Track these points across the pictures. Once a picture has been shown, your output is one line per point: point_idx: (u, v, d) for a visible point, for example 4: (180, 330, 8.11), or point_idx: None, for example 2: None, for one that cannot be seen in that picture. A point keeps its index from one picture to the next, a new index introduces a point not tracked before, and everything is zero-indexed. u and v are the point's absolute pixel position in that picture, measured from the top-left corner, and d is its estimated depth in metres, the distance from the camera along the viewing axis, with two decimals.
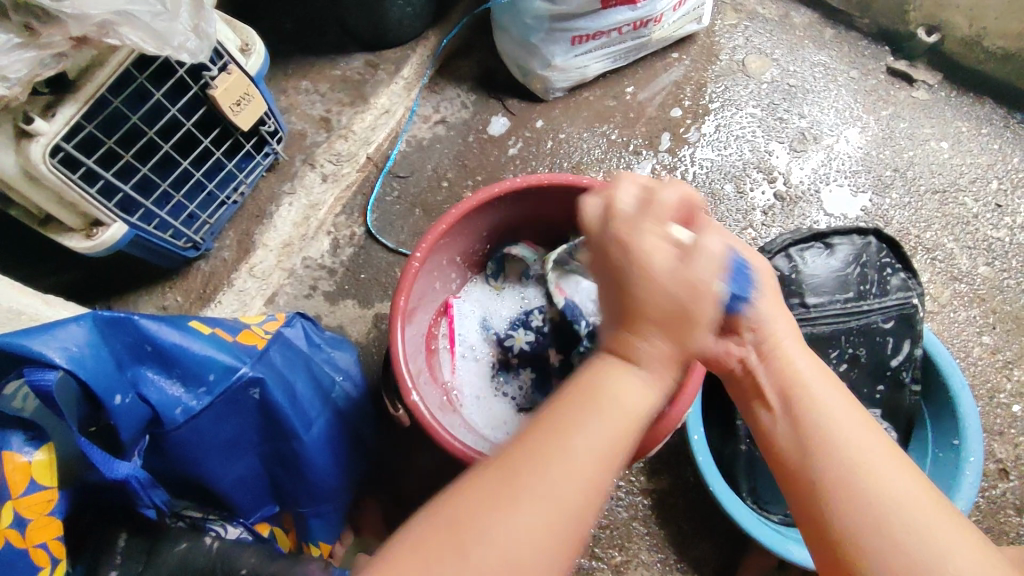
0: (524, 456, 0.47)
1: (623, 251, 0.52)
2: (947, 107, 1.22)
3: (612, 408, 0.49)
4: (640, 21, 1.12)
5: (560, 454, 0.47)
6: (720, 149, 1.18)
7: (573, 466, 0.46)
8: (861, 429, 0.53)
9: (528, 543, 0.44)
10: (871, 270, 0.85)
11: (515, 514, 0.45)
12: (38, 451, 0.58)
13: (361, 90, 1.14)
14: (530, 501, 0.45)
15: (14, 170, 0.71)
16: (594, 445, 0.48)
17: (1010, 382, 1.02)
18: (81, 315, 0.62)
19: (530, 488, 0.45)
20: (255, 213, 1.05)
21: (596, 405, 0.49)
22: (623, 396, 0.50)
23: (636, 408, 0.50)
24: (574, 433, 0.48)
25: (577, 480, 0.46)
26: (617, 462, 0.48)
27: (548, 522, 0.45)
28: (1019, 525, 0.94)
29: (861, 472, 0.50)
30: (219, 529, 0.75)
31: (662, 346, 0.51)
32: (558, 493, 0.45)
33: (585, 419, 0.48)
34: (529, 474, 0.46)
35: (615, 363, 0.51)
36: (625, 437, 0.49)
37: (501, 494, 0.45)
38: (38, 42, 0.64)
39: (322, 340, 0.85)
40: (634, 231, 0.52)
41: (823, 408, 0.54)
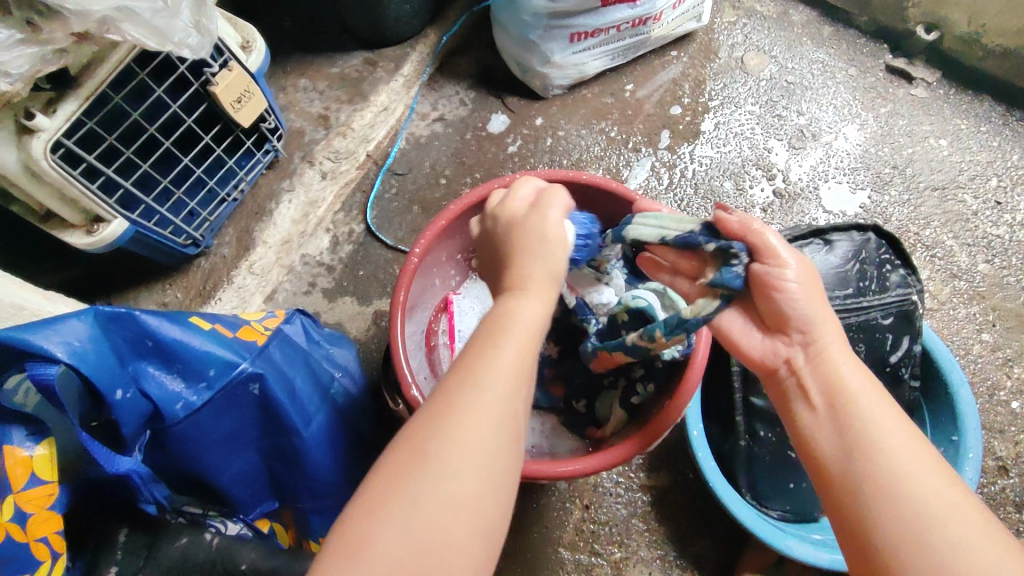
0: (440, 400, 0.48)
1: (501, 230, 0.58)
2: (945, 105, 1.22)
3: (514, 326, 0.51)
4: (639, 18, 1.12)
5: (479, 376, 0.48)
6: (719, 146, 1.18)
7: (487, 395, 0.48)
8: (902, 434, 0.53)
9: (465, 472, 0.46)
10: (871, 266, 0.85)
11: (448, 437, 0.46)
12: (39, 446, 0.58)
13: (360, 87, 1.14)
14: (454, 438, 0.46)
15: (15, 166, 0.71)
16: (504, 366, 0.49)
17: (1009, 378, 1.03)
18: (81, 311, 0.63)
19: (452, 426, 0.46)
20: (254, 210, 1.06)
21: (502, 329, 0.51)
22: (518, 311, 0.52)
23: (536, 324, 0.52)
24: (481, 362, 0.49)
25: (493, 405, 0.47)
26: (527, 376, 0.50)
27: (477, 451, 0.46)
28: (1018, 521, 0.94)
29: (899, 480, 0.50)
30: (219, 525, 0.76)
31: (541, 271, 0.54)
32: (479, 423, 0.47)
33: (494, 344, 0.50)
34: (445, 414, 0.47)
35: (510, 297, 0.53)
36: (533, 348, 0.51)
37: (423, 438, 0.47)
38: (41, 37, 0.64)
39: (321, 337, 0.86)
40: (500, 212, 0.59)
41: (867, 413, 0.54)
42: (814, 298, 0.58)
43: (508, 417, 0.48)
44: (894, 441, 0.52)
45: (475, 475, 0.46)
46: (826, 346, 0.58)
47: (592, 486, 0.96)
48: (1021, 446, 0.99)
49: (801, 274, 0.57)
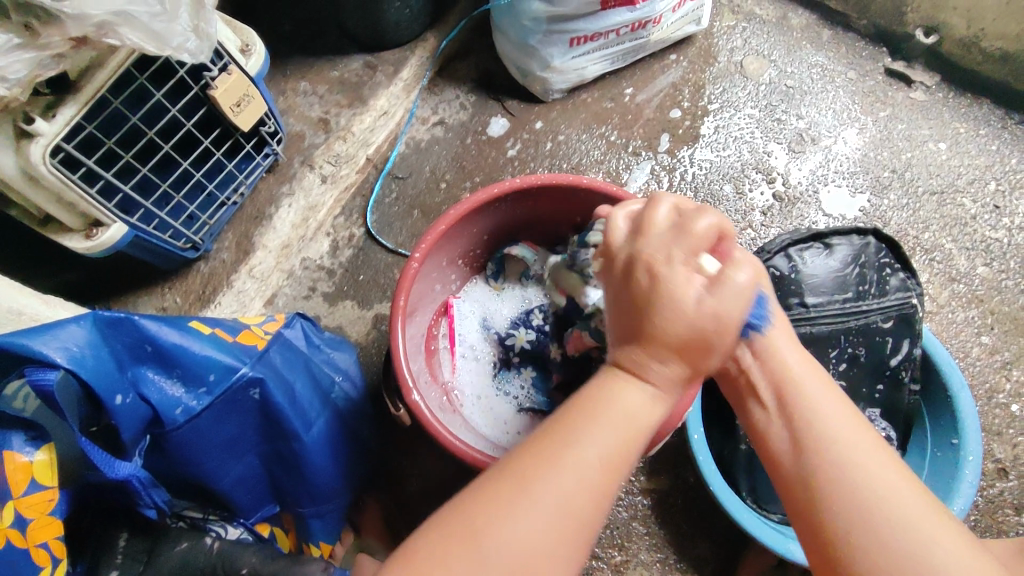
0: (515, 479, 0.46)
1: (648, 279, 0.49)
2: (944, 109, 1.23)
3: (617, 418, 0.48)
4: (639, 22, 1.12)
5: (568, 467, 0.46)
6: (718, 150, 1.18)
7: (570, 489, 0.46)
8: (854, 427, 0.52)
9: (521, 560, 0.44)
10: (870, 269, 0.86)
11: (524, 522, 0.45)
12: (38, 451, 0.58)
13: (359, 91, 1.14)
14: (523, 527, 0.45)
15: (14, 170, 0.71)
16: (596, 464, 0.46)
17: (1009, 382, 1.03)
18: (81, 315, 0.62)
19: (525, 515, 0.45)
20: (254, 215, 1.06)
21: (602, 417, 0.48)
22: (627, 408, 0.48)
23: (646, 423, 0.48)
24: (571, 452, 0.47)
25: (575, 502, 0.46)
26: (618, 478, 0.48)
27: (544, 543, 0.45)
28: (1017, 525, 0.94)
29: (855, 474, 0.49)
30: (219, 529, 0.76)
31: (675, 367, 0.48)
32: (553, 516, 0.45)
33: (586, 434, 0.47)
34: (521, 498, 0.45)
35: (627, 380, 0.49)
36: (631, 451, 0.48)
37: (492, 518, 0.45)
38: (38, 42, 0.64)
39: (322, 340, 0.85)
40: (660, 257, 0.49)
41: (817, 410, 0.52)
42: (761, 290, 0.56)
43: (587, 519, 0.46)
44: (846, 434, 0.51)
45: (537, 566, 0.45)
46: (773, 339, 0.55)
47: None
48: (1021, 450, 0.99)
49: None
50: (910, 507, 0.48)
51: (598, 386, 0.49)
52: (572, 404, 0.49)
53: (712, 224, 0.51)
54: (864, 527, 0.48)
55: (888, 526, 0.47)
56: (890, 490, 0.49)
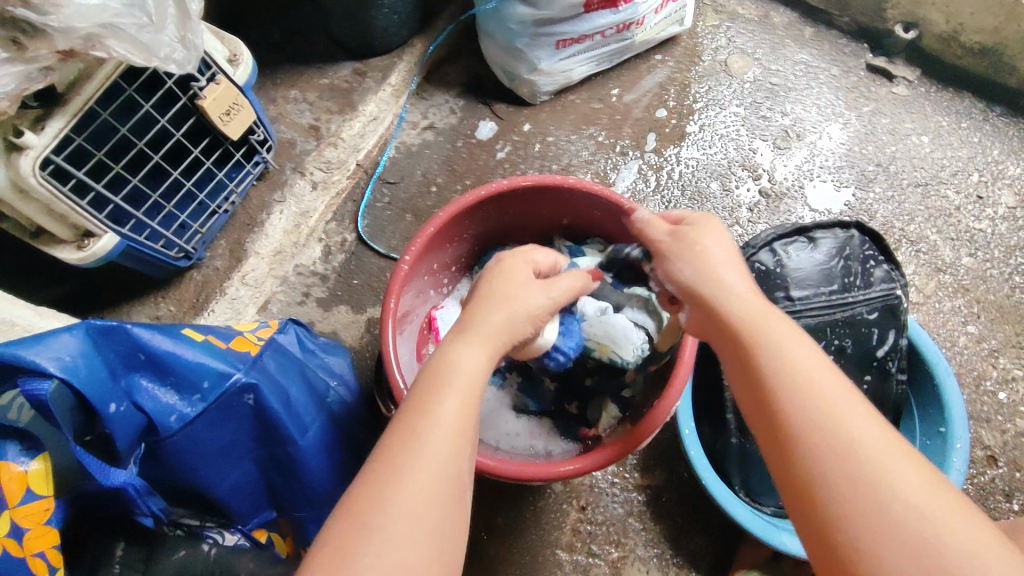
0: (386, 449, 0.50)
1: (501, 271, 0.65)
2: (926, 102, 1.24)
3: (457, 379, 0.54)
4: (623, 23, 1.13)
5: (429, 422, 0.51)
6: (705, 148, 1.20)
7: (428, 451, 0.49)
8: (825, 368, 0.50)
9: (412, 518, 0.46)
10: (855, 262, 0.87)
11: (402, 484, 0.48)
12: (33, 460, 0.58)
13: (349, 97, 1.15)
14: (398, 500, 0.47)
15: (4, 183, 0.72)
16: (445, 425, 0.51)
17: (996, 370, 1.04)
18: (73, 324, 0.63)
19: (391, 485, 0.47)
20: (246, 222, 1.07)
21: (444, 377, 0.54)
22: (458, 362, 0.55)
23: (478, 375, 0.55)
24: (422, 419, 0.51)
25: (434, 463, 0.49)
26: (467, 438, 0.52)
27: (429, 512, 0.47)
28: (1008, 511, 0.95)
29: (835, 424, 0.47)
30: (217, 535, 0.75)
31: (501, 325, 0.59)
32: (419, 487, 0.48)
33: (435, 400, 0.52)
34: (393, 470, 0.48)
35: (458, 343, 0.57)
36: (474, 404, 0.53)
37: (369, 497, 0.47)
38: (26, 56, 0.64)
39: (316, 346, 0.89)
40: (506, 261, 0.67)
41: (779, 349, 0.52)
42: (727, 261, 0.61)
43: (449, 484, 0.49)
44: (822, 378, 0.50)
45: (425, 521, 0.47)
46: (723, 286, 0.59)
47: (588, 487, 0.97)
48: (1010, 437, 1.00)
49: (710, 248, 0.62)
50: (887, 452, 0.45)
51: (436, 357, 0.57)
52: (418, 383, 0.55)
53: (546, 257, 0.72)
54: (843, 476, 0.45)
55: (872, 477, 0.44)
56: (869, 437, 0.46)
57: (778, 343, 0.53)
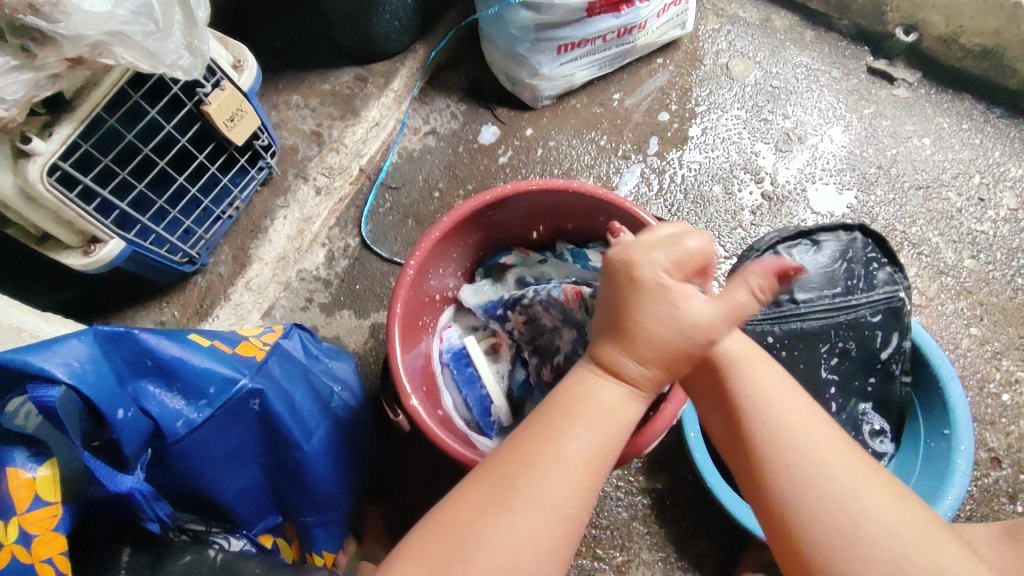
0: (508, 470, 0.54)
1: (658, 289, 0.56)
2: (927, 104, 1.25)
3: (590, 414, 0.56)
4: (624, 28, 1.14)
5: (550, 461, 0.54)
6: (707, 151, 1.20)
7: (547, 486, 0.53)
8: (798, 404, 0.57)
9: (517, 551, 0.52)
10: (857, 265, 0.87)
11: (510, 513, 0.52)
12: (42, 467, 0.59)
13: (351, 103, 1.16)
14: (509, 530, 0.52)
15: (12, 190, 0.72)
16: (569, 467, 0.54)
17: (999, 372, 1.04)
18: (81, 331, 0.63)
19: (502, 515, 0.52)
20: (249, 228, 1.08)
21: (578, 414, 0.56)
22: (600, 402, 0.57)
23: (617, 416, 0.57)
24: (547, 453, 0.55)
25: (550, 500, 0.53)
26: (592, 481, 0.55)
27: (545, 536, 0.53)
28: (1013, 513, 0.95)
29: (807, 458, 0.54)
30: (222, 541, 0.76)
31: (649, 367, 0.56)
32: (534, 519, 0.52)
33: (561, 437, 0.55)
34: (505, 507, 0.53)
35: (601, 376, 0.58)
36: (606, 445, 0.56)
37: (475, 521, 0.52)
38: (34, 63, 0.65)
39: (320, 351, 0.89)
40: (640, 263, 0.58)
41: (753, 381, 0.58)
42: (704, 280, 0.62)
43: (567, 521, 0.53)
44: (789, 406, 0.57)
45: (530, 555, 0.52)
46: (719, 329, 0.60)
47: None
48: (1014, 438, 1.00)
49: (699, 250, 0.60)
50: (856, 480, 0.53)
51: (574, 381, 0.59)
52: (548, 404, 0.58)
53: (699, 244, 0.60)
54: (813, 501, 0.53)
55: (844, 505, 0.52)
56: (835, 462, 0.54)
57: (754, 377, 0.58)
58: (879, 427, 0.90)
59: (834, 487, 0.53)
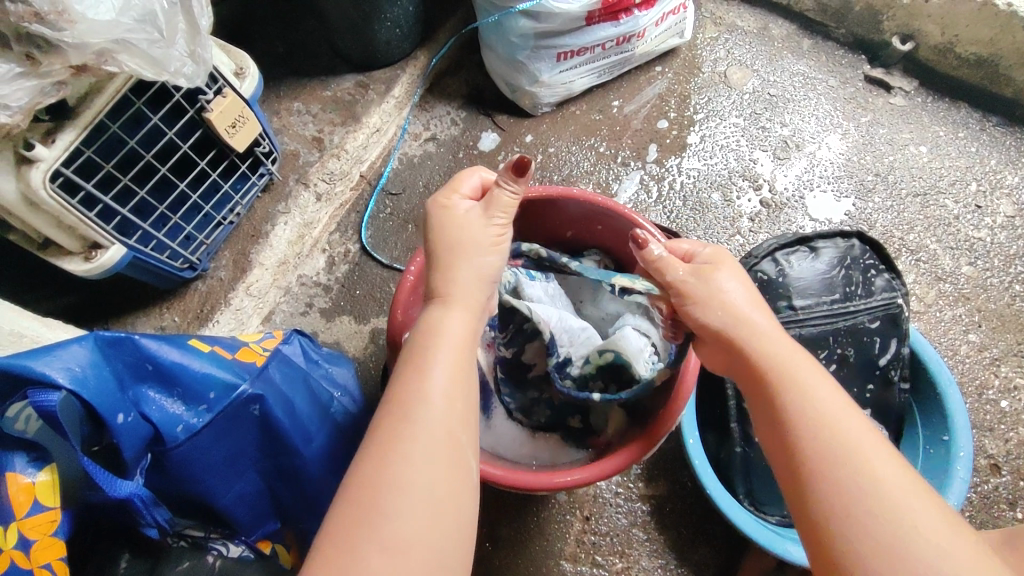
0: (392, 408, 0.56)
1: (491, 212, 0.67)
2: (924, 113, 1.25)
3: (442, 338, 0.60)
4: (623, 36, 1.15)
5: (424, 388, 0.57)
6: (706, 158, 1.21)
7: (425, 421, 0.55)
8: (852, 418, 0.55)
9: (417, 490, 0.52)
10: (856, 271, 0.88)
11: (406, 453, 0.53)
12: (41, 472, 0.59)
13: (352, 109, 1.16)
14: (409, 473, 0.52)
15: (14, 196, 0.72)
16: (443, 388, 0.57)
17: (997, 378, 1.05)
18: (82, 336, 0.64)
19: (399, 461, 0.53)
20: (250, 233, 1.08)
21: (433, 340, 0.60)
22: (446, 324, 0.61)
23: (460, 329, 0.61)
24: (423, 387, 0.57)
25: (433, 425, 0.55)
26: (463, 396, 0.58)
27: (434, 467, 0.54)
28: (1012, 519, 0.96)
29: (859, 466, 0.52)
30: (222, 548, 0.74)
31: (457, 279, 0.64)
32: (427, 446, 0.54)
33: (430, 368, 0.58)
34: (396, 445, 0.54)
35: (438, 309, 0.62)
36: (464, 361, 0.60)
37: (378, 478, 0.52)
38: (39, 71, 0.65)
39: (319, 356, 0.89)
40: (442, 202, 0.68)
41: (810, 396, 0.57)
42: (747, 299, 0.64)
43: (448, 439, 0.55)
44: (850, 426, 0.55)
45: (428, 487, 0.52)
46: (746, 315, 0.63)
47: (592, 497, 0.97)
48: (1013, 445, 1.00)
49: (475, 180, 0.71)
50: (906, 497, 0.51)
51: (421, 320, 0.62)
52: (403, 354, 0.60)
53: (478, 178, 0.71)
54: (858, 520, 0.50)
55: (893, 516, 0.50)
56: (870, 451, 0.53)
57: (801, 385, 0.58)
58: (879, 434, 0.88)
59: (889, 508, 0.50)
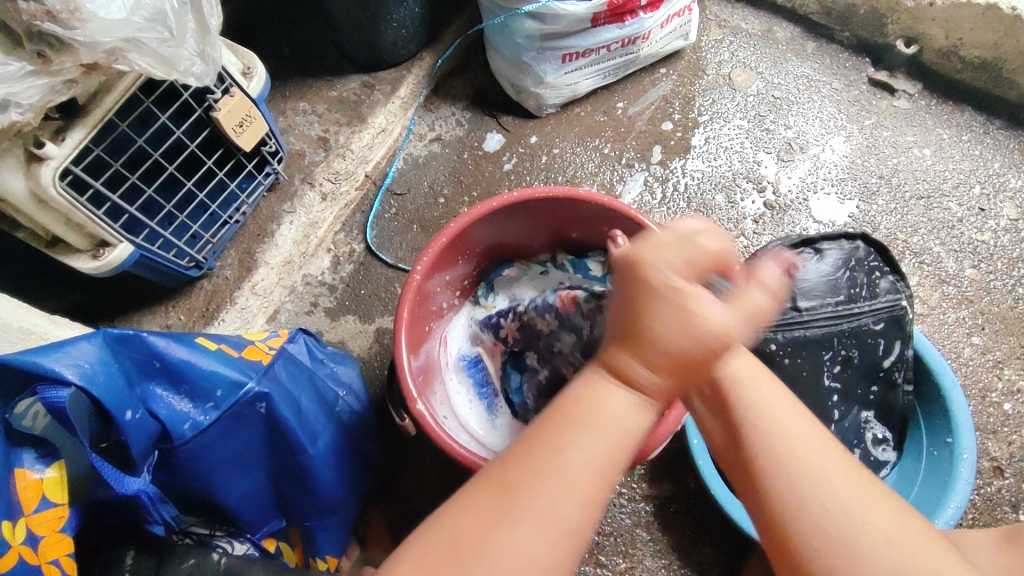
0: (515, 471, 0.52)
1: (674, 296, 0.52)
2: (927, 116, 1.26)
3: (600, 424, 0.53)
4: (628, 38, 1.15)
5: (559, 470, 0.51)
6: (709, 160, 1.21)
7: (552, 509, 0.50)
8: (795, 418, 0.55)
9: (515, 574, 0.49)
10: (860, 273, 0.88)
11: (515, 531, 0.50)
12: (49, 468, 0.60)
13: (357, 109, 1.17)
14: (512, 545, 0.49)
15: (24, 193, 0.73)
16: (579, 477, 0.51)
17: (1001, 381, 1.05)
18: (91, 333, 0.64)
19: (510, 535, 0.49)
20: (256, 232, 1.09)
21: (583, 424, 0.53)
22: (611, 411, 0.53)
23: (629, 428, 0.53)
24: (557, 468, 0.51)
25: (560, 516, 0.51)
26: (601, 493, 0.52)
27: (544, 551, 0.50)
28: (1015, 521, 0.96)
29: (806, 464, 0.53)
30: (225, 545, 0.76)
31: (660, 381, 0.53)
32: (542, 531, 0.50)
33: (569, 446, 0.52)
34: (507, 520, 0.50)
35: (606, 386, 0.54)
36: (618, 456, 0.53)
37: (482, 546, 0.49)
38: (50, 69, 0.66)
39: (324, 355, 0.89)
40: (647, 267, 0.54)
41: (757, 400, 0.56)
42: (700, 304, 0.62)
43: (571, 530, 0.51)
44: (794, 429, 0.54)
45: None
46: None
47: None
48: (1015, 447, 1.00)
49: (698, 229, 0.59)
50: (856, 492, 0.51)
51: (581, 392, 0.55)
52: (553, 418, 0.54)
53: (715, 240, 0.57)
54: (814, 523, 0.51)
55: (848, 515, 0.50)
56: (812, 447, 0.54)
57: (750, 388, 0.57)
58: (882, 434, 0.90)
59: (842, 508, 0.51)
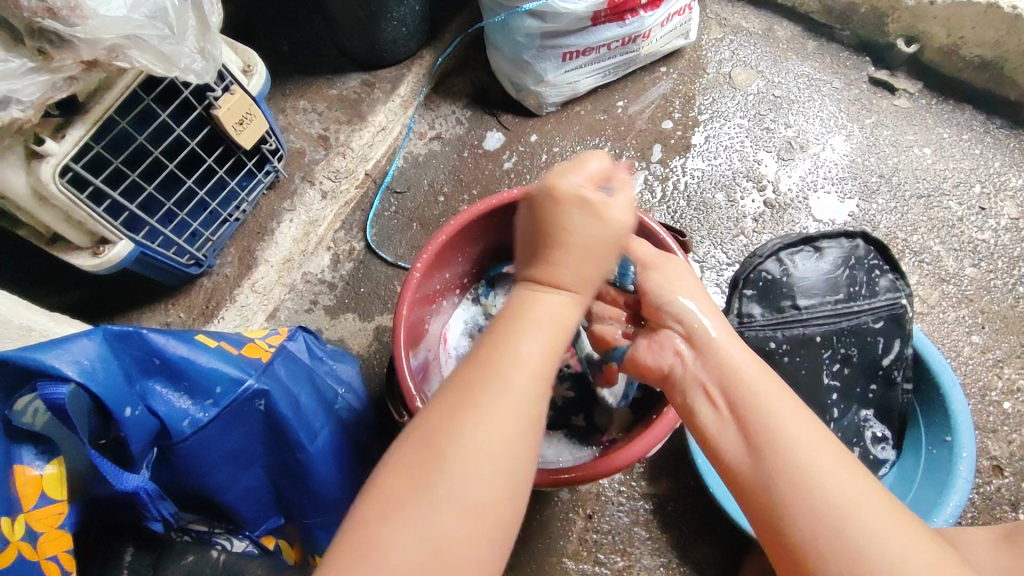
0: (473, 374, 0.55)
1: (579, 203, 0.61)
2: (928, 114, 1.26)
3: (537, 320, 0.58)
4: (628, 37, 1.15)
5: (508, 364, 0.55)
6: (710, 159, 1.21)
7: (504, 397, 0.53)
8: (803, 425, 0.57)
9: (481, 465, 0.51)
10: (860, 271, 0.89)
11: (474, 424, 0.52)
12: (49, 465, 0.60)
13: (357, 108, 1.17)
14: (473, 438, 0.51)
15: (24, 190, 0.73)
16: (529, 365, 0.55)
17: (1000, 380, 1.05)
18: (90, 330, 0.64)
19: (472, 429, 0.52)
20: (256, 230, 1.09)
21: (522, 321, 0.58)
22: (546, 312, 0.59)
23: (565, 321, 0.59)
24: (504, 361, 0.55)
25: (514, 403, 0.53)
26: (548, 378, 0.56)
27: (505, 438, 0.52)
28: (1014, 520, 0.96)
29: (811, 471, 0.54)
30: (225, 542, 0.76)
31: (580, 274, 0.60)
32: (500, 419, 0.52)
33: (517, 342, 0.56)
34: (466, 416, 0.52)
35: (538, 291, 0.60)
36: (557, 343, 0.58)
37: (445, 440, 0.51)
38: (51, 66, 0.66)
39: (324, 353, 0.89)
40: (553, 189, 0.61)
41: (769, 409, 0.58)
42: (718, 326, 0.66)
43: (531, 418, 0.54)
44: (801, 435, 0.56)
45: (497, 470, 0.51)
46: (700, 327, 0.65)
47: (594, 496, 0.97)
48: (1015, 446, 1.00)
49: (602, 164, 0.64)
50: (858, 498, 0.53)
51: (517, 302, 0.60)
52: (495, 328, 0.59)
53: (603, 163, 0.64)
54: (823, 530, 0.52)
55: (849, 521, 0.52)
56: (819, 456, 0.55)
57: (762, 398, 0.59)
58: (880, 433, 0.90)
59: (844, 513, 0.52)
